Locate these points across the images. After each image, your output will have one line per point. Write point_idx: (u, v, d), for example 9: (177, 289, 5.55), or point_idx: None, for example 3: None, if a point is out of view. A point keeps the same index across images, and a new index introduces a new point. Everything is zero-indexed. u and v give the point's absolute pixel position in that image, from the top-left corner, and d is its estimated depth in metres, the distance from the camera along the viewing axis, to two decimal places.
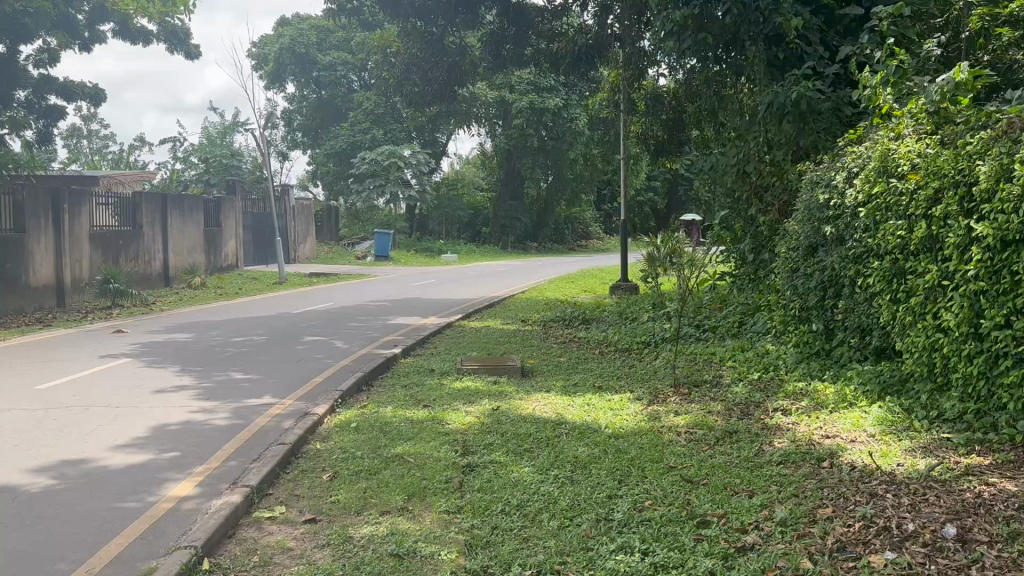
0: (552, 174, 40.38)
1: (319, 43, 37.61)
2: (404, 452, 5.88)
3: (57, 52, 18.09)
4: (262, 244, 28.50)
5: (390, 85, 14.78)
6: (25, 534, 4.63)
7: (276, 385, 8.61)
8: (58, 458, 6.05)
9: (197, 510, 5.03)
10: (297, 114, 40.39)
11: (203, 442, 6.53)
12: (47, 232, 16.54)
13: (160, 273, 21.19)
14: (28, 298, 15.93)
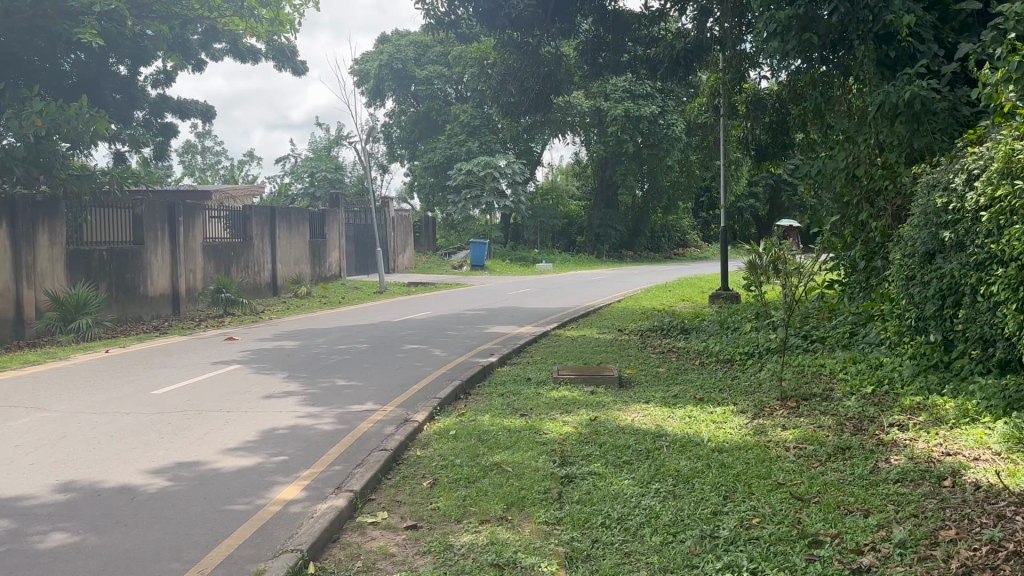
0: (649, 182, 39.87)
1: (417, 58, 38.43)
2: (502, 461, 5.87)
3: (173, 73, 19.04)
4: (363, 255, 29.18)
5: (487, 96, 14.89)
6: (144, 533, 4.84)
7: (377, 392, 8.76)
8: (174, 460, 6.31)
9: (303, 513, 5.15)
10: (396, 128, 41.31)
11: (309, 447, 6.70)
12: (164, 244, 17.42)
13: (268, 283, 21.98)
14: (146, 307, 16.80)
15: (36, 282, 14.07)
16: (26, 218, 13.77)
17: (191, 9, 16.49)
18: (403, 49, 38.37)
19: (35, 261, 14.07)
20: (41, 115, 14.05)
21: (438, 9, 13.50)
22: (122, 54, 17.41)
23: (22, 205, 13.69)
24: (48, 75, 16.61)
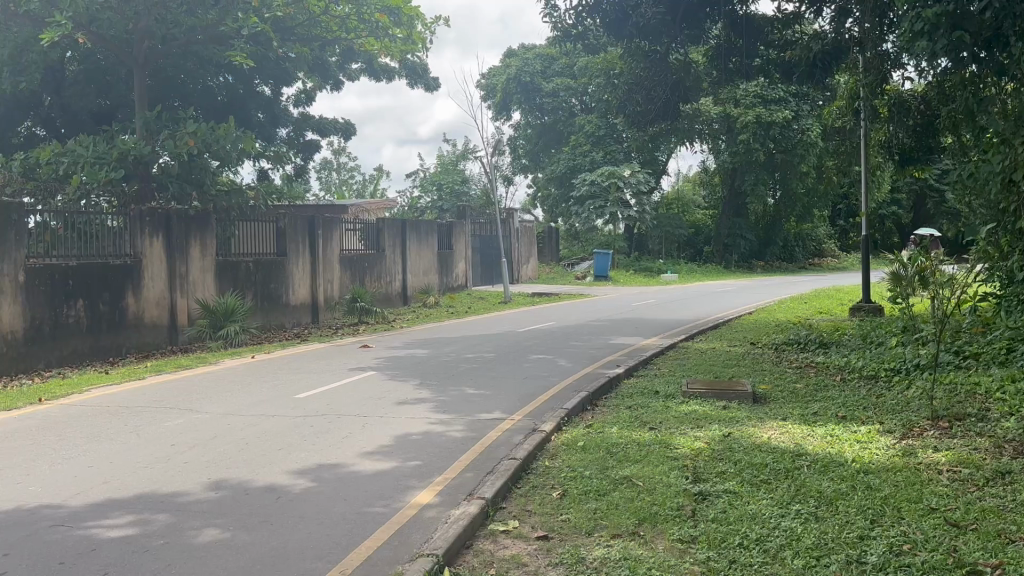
0: (780, 190, 38.61)
1: (543, 70, 38.75)
2: (633, 475, 5.80)
3: (313, 93, 19.99)
4: (489, 266, 29.59)
5: (614, 106, 14.82)
6: (289, 532, 5.07)
7: (505, 401, 8.85)
8: (316, 462, 6.59)
9: (438, 518, 5.26)
10: (522, 140, 41.67)
11: (441, 453, 6.84)
12: (304, 255, 18.27)
13: (399, 293, 22.67)
14: (287, 315, 17.69)
15: (189, 291, 15.07)
16: (180, 231, 14.78)
17: (330, 30, 17.10)
18: (530, 63, 38.71)
19: (188, 271, 15.05)
20: (194, 135, 14.92)
21: (566, 21, 13.59)
22: (266, 76, 18.44)
23: (177, 219, 14.70)
24: (198, 97, 17.91)
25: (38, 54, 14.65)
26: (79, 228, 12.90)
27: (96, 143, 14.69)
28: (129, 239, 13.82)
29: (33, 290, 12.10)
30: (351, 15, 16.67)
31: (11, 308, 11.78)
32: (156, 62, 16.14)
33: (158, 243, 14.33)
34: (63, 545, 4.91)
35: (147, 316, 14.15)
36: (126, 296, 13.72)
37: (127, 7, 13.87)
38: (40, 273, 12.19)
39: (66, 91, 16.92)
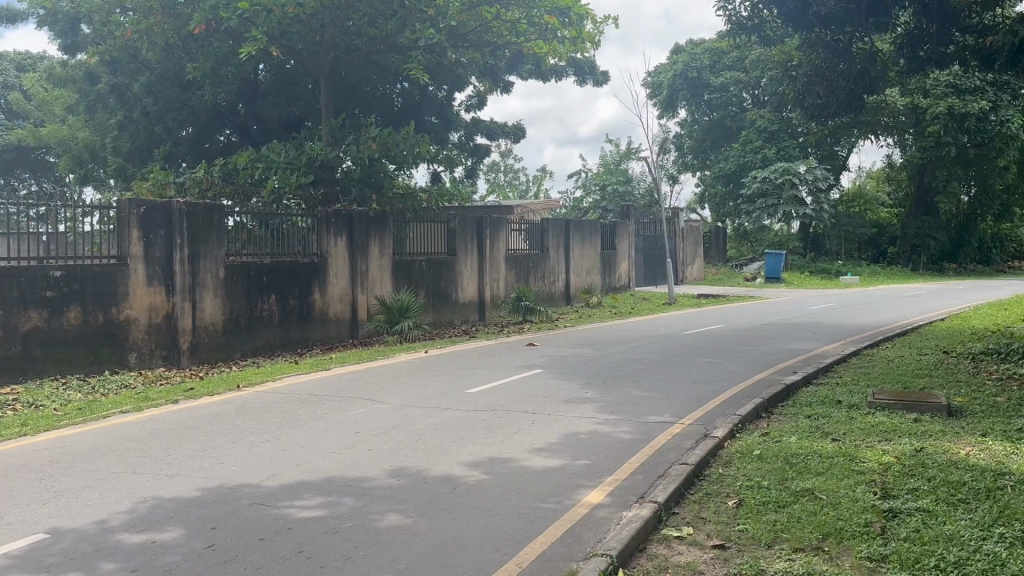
0: (975, 186, 35.67)
1: (712, 65, 37.79)
2: (815, 487, 5.54)
3: (484, 97, 20.48)
4: (654, 266, 29.25)
5: (791, 100, 14.18)
6: (465, 522, 5.23)
7: (674, 404, 8.71)
8: (488, 456, 6.75)
9: (610, 519, 5.25)
10: (689, 138, 40.77)
11: (610, 453, 6.84)
12: (472, 254, 18.83)
13: (562, 293, 22.86)
14: (455, 312, 18.31)
15: (368, 288, 15.89)
16: (361, 232, 15.62)
17: (500, 36, 17.43)
18: (698, 58, 37.80)
19: (368, 269, 15.88)
20: (376, 140, 15.88)
21: (741, 13, 13.25)
22: (440, 82, 19.14)
23: (358, 221, 15.54)
24: (377, 103, 18.81)
25: (236, 66, 16.00)
26: (272, 229, 13.90)
27: (286, 149, 15.63)
28: (315, 239, 14.75)
29: (232, 285, 13.16)
30: (521, 19, 16.80)
31: (213, 301, 12.88)
32: (340, 71, 17.14)
33: (341, 243, 15.21)
34: (262, 522, 5.31)
35: (331, 310, 15.08)
36: (313, 291, 14.66)
37: (313, 20, 14.83)
38: (238, 270, 13.24)
39: (261, 101, 18.28)
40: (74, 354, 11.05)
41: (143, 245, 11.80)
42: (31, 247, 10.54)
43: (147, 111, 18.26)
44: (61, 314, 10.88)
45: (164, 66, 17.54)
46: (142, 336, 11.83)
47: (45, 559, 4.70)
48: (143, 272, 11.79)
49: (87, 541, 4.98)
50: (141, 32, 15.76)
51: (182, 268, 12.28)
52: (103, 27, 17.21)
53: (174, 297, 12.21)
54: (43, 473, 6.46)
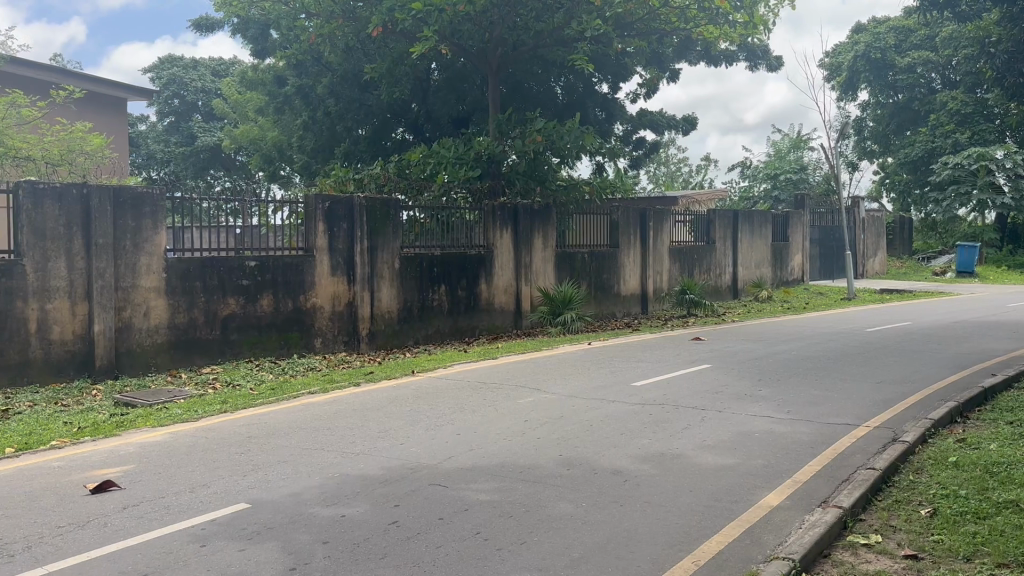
0: None
1: (897, 45, 35.31)
2: (1021, 499, 5.09)
3: (652, 87, 20.19)
4: (830, 259, 27.84)
5: (991, 78, 12.97)
6: (637, 515, 5.21)
7: (856, 405, 8.26)
8: (658, 450, 6.68)
9: (789, 522, 5.07)
10: (870, 122, 38.33)
11: (787, 453, 6.59)
12: (635, 247, 18.67)
13: (729, 287, 22.25)
14: (618, 305, 18.26)
15: (532, 279, 16.16)
16: (526, 225, 15.89)
17: (668, 22, 16.97)
18: (882, 38, 35.36)
19: (532, 262, 16.12)
20: (541, 132, 15.65)
21: None
22: (606, 72, 19.09)
23: (523, 214, 15.81)
24: (542, 97, 18.97)
25: (409, 66, 16.88)
26: (442, 221, 14.40)
27: (456, 144, 16.00)
28: (481, 231, 15.15)
29: (406, 275, 13.75)
30: (690, 6, 16.36)
31: (389, 291, 13.51)
32: (508, 66, 17.47)
33: (506, 235, 15.53)
34: (441, 502, 5.52)
35: (497, 301, 15.45)
36: (480, 282, 15.08)
37: (482, 17, 15.23)
38: (411, 261, 13.81)
39: (432, 98, 18.92)
40: (266, 338, 11.95)
41: (327, 237, 12.55)
42: (226, 239, 11.40)
43: (328, 111, 19.36)
44: (255, 301, 11.77)
45: (343, 68, 18.52)
46: (326, 322, 12.62)
47: (248, 528, 5.10)
48: (327, 262, 12.57)
49: (283, 513, 5.37)
50: (324, 36, 16.70)
51: (362, 259, 12.96)
52: (290, 33, 18.37)
53: (354, 287, 12.93)
54: (243, 448, 7.02)
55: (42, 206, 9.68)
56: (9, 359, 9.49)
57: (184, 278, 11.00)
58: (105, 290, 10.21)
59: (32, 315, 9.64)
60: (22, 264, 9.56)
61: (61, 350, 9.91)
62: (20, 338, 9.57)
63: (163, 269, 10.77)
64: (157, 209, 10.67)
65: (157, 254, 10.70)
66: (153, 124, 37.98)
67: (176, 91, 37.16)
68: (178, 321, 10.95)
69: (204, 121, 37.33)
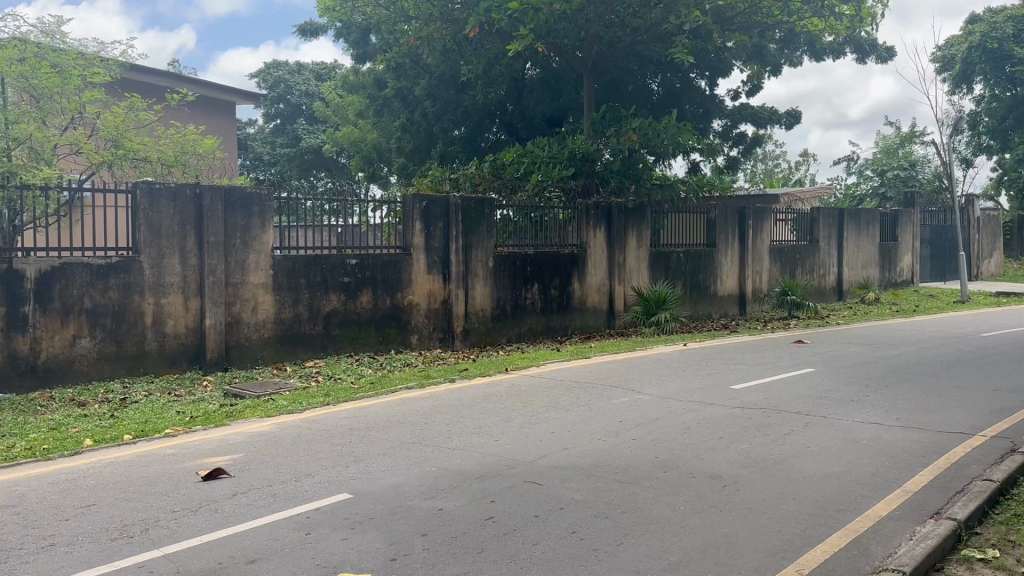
0: None
1: (1017, 34, 33.30)
2: None
3: (752, 82, 19.69)
4: (942, 259, 26.57)
5: None
6: (737, 521, 5.10)
7: (972, 413, 7.86)
8: (758, 455, 6.52)
9: (899, 533, 4.87)
10: (986, 116, 36.39)
11: (896, 462, 6.32)
12: (734, 246, 18.28)
13: (833, 288, 21.54)
14: (715, 306, 17.95)
15: (625, 279, 16.04)
16: (620, 224, 15.77)
17: (770, 15, 16.50)
18: (1000, 27, 33.41)
19: (626, 261, 15.99)
20: (637, 131, 15.24)
21: None
22: (704, 67, 18.75)
23: (617, 213, 15.69)
24: (637, 95, 18.80)
25: (505, 65, 16.95)
26: (535, 220, 14.43)
27: (551, 143, 15.86)
28: (574, 231, 15.12)
29: (500, 274, 13.86)
30: None
31: (483, 289, 13.64)
32: (604, 64, 17.38)
33: (599, 234, 15.46)
34: (537, 499, 5.54)
35: (590, 300, 15.41)
36: (573, 281, 15.07)
37: (578, 16, 15.20)
38: (505, 260, 13.91)
39: (528, 98, 18.99)
40: (365, 334, 12.26)
41: (423, 236, 12.76)
42: (327, 238, 11.73)
43: (426, 113, 19.70)
44: (355, 298, 12.10)
45: (441, 70, 18.78)
46: (421, 319, 12.88)
47: (350, 517, 5.24)
48: (423, 261, 12.79)
49: (383, 504, 5.49)
50: (422, 39, 16.95)
51: (457, 258, 13.12)
52: (390, 37, 18.75)
53: (449, 285, 13.13)
54: (345, 440, 7.23)
55: (159, 205, 10.18)
56: (127, 351, 10.04)
57: (289, 275, 11.39)
58: (216, 286, 10.66)
59: (148, 309, 10.17)
60: (140, 260, 10.08)
61: (175, 342, 10.43)
62: (137, 330, 10.11)
63: (269, 266, 11.18)
64: (265, 209, 11.07)
65: (264, 252, 11.12)
66: (260, 126, 39.44)
67: (281, 93, 38.53)
68: (283, 316, 11.35)
69: (308, 123, 38.58)
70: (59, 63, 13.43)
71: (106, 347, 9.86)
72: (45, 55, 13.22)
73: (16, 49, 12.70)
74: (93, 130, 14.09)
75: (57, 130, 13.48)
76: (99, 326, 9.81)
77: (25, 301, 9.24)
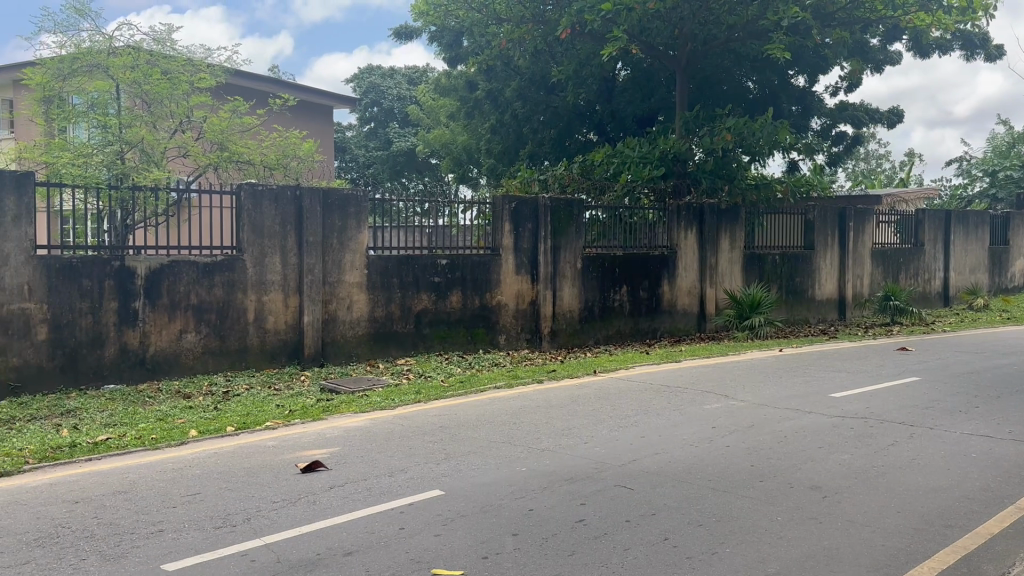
0: None
1: None
2: None
3: (852, 79, 18.98)
4: None
5: None
6: (838, 533, 4.92)
7: None
8: (859, 467, 6.28)
9: (1014, 553, 4.61)
10: None
11: (1010, 477, 5.99)
12: (833, 248, 17.69)
13: (939, 293, 20.60)
14: (811, 310, 17.42)
15: (718, 281, 15.72)
16: (713, 225, 15.46)
17: (874, 10, 15.87)
18: None
19: (718, 263, 15.67)
20: (731, 130, 14.90)
21: None
22: (802, 65, 18.23)
23: (710, 214, 15.39)
24: (732, 95, 18.43)
25: (597, 66, 16.88)
26: (625, 221, 14.28)
27: (641, 143, 15.70)
28: (665, 232, 14.92)
29: (588, 275, 13.80)
30: None
31: (571, 290, 13.60)
32: (698, 62, 17.08)
33: (691, 236, 15.20)
34: (629, 504, 5.47)
35: (680, 303, 15.19)
36: (663, 283, 14.88)
37: (672, 14, 15.02)
38: (594, 262, 13.83)
39: (618, 98, 18.87)
40: (454, 333, 12.40)
41: (513, 237, 12.81)
42: (419, 238, 11.91)
43: (516, 114, 19.79)
44: (446, 298, 12.25)
45: (532, 71, 18.82)
46: (510, 320, 12.94)
47: (442, 514, 5.30)
48: (512, 261, 12.84)
49: (475, 502, 5.53)
50: (514, 41, 17.03)
51: (545, 259, 13.12)
52: (481, 39, 18.92)
53: (538, 285, 13.14)
54: (436, 437, 7.32)
55: (261, 206, 10.54)
56: (230, 345, 10.43)
57: (382, 275, 11.61)
58: (314, 284, 10.96)
59: (250, 306, 10.54)
60: (243, 259, 10.46)
61: (275, 338, 10.78)
62: (239, 326, 10.49)
63: (364, 266, 11.43)
64: (360, 209, 11.31)
65: (360, 252, 11.37)
66: (356, 130, 40.38)
67: (374, 98, 39.38)
68: (376, 315, 11.59)
69: (400, 126, 39.33)
70: (168, 69, 14.07)
71: (210, 341, 10.26)
72: (156, 62, 13.88)
73: (130, 57, 13.39)
74: (200, 133, 14.73)
75: (166, 133, 14.14)
76: (204, 322, 10.22)
77: (136, 297, 9.71)
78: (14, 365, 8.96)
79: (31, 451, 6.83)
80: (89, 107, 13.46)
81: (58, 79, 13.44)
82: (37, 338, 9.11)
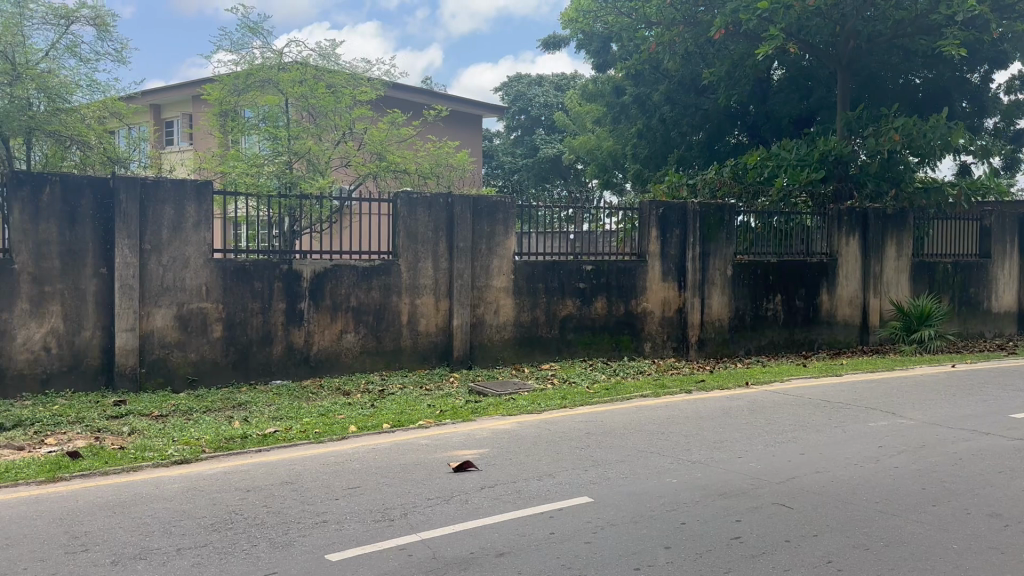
0: None
1: None
2: None
3: None
4: None
5: None
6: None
7: None
8: None
9: None
10: None
11: None
12: (1013, 256, 16.33)
13: None
14: (987, 323, 16.14)
15: (882, 291, 14.84)
16: (876, 231, 14.62)
17: None
18: None
19: (882, 272, 14.79)
20: (900, 130, 14.00)
21: None
22: (978, 60, 16.97)
23: (873, 219, 14.56)
24: (897, 95, 17.43)
25: (750, 66, 16.36)
26: (779, 228, 13.75)
27: (798, 146, 15.09)
28: (823, 239, 14.26)
29: (740, 284, 13.39)
30: None
31: (721, 298, 13.23)
32: (861, 59, 16.23)
33: (853, 243, 14.44)
34: (787, 522, 5.24)
35: (839, 313, 14.47)
36: (821, 292, 14.23)
37: (834, 11, 14.37)
38: (746, 269, 13.41)
39: (773, 100, 18.27)
40: (600, 340, 12.37)
41: (661, 244, 12.62)
42: (566, 244, 11.94)
43: (664, 118, 19.49)
44: (591, 304, 12.22)
45: (682, 74, 18.52)
46: (657, 327, 12.76)
47: (593, 521, 5.26)
48: (659, 268, 12.65)
49: (625, 511, 5.46)
50: (666, 44, 16.70)
51: (694, 266, 12.85)
52: (630, 44, 18.81)
53: (685, 292, 12.88)
54: (583, 444, 7.29)
55: (415, 213, 10.87)
56: (385, 346, 10.84)
57: (529, 280, 11.73)
58: (463, 288, 11.20)
59: (404, 308, 10.91)
60: (398, 262, 10.84)
61: (426, 340, 11.11)
62: (394, 327, 10.88)
63: (512, 271, 11.58)
64: (509, 216, 11.45)
65: (508, 257, 11.53)
66: (504, 137, 41.08)
67: (522, 107, 39.98)
68: (523, 319, 11.72)
69: (547, 132, 39.80)
70: (333, 83, 14.82)
71: (367, 342, 10.70)
72: (322, 77, 14.68)
73: (298, 72, 14.19)
74: (360, 144, 15.40)
75: (330, 144, 14.94)
76: (362, 323, 10.66)
77: (302, 298, 10.26)
78: (192, 360, 9.68)
79: (207, 441, 7.33)
80: (261, 119, 14.48)
81: (233, 94, 14.51)
82: (213, 336, 9.79)
